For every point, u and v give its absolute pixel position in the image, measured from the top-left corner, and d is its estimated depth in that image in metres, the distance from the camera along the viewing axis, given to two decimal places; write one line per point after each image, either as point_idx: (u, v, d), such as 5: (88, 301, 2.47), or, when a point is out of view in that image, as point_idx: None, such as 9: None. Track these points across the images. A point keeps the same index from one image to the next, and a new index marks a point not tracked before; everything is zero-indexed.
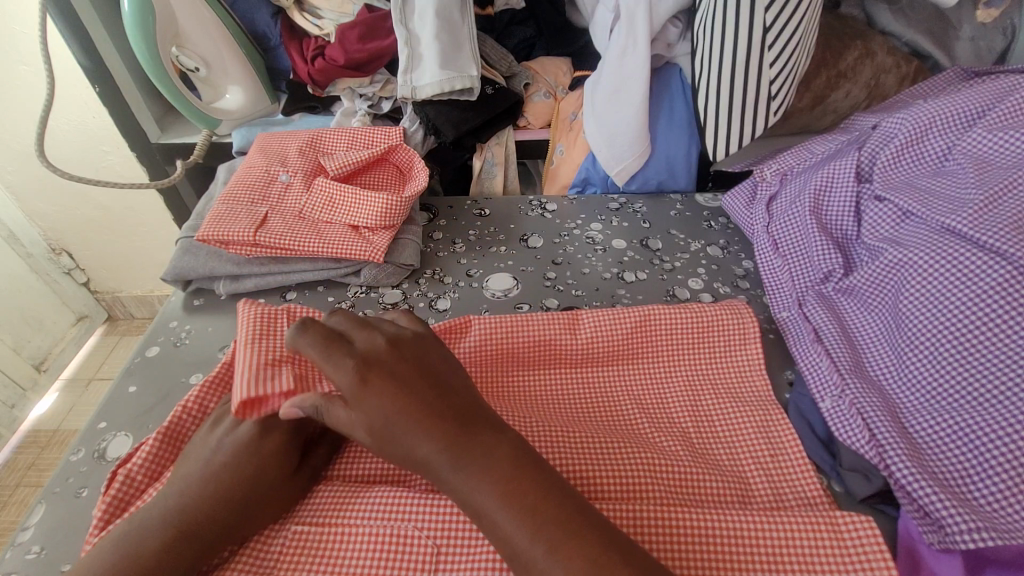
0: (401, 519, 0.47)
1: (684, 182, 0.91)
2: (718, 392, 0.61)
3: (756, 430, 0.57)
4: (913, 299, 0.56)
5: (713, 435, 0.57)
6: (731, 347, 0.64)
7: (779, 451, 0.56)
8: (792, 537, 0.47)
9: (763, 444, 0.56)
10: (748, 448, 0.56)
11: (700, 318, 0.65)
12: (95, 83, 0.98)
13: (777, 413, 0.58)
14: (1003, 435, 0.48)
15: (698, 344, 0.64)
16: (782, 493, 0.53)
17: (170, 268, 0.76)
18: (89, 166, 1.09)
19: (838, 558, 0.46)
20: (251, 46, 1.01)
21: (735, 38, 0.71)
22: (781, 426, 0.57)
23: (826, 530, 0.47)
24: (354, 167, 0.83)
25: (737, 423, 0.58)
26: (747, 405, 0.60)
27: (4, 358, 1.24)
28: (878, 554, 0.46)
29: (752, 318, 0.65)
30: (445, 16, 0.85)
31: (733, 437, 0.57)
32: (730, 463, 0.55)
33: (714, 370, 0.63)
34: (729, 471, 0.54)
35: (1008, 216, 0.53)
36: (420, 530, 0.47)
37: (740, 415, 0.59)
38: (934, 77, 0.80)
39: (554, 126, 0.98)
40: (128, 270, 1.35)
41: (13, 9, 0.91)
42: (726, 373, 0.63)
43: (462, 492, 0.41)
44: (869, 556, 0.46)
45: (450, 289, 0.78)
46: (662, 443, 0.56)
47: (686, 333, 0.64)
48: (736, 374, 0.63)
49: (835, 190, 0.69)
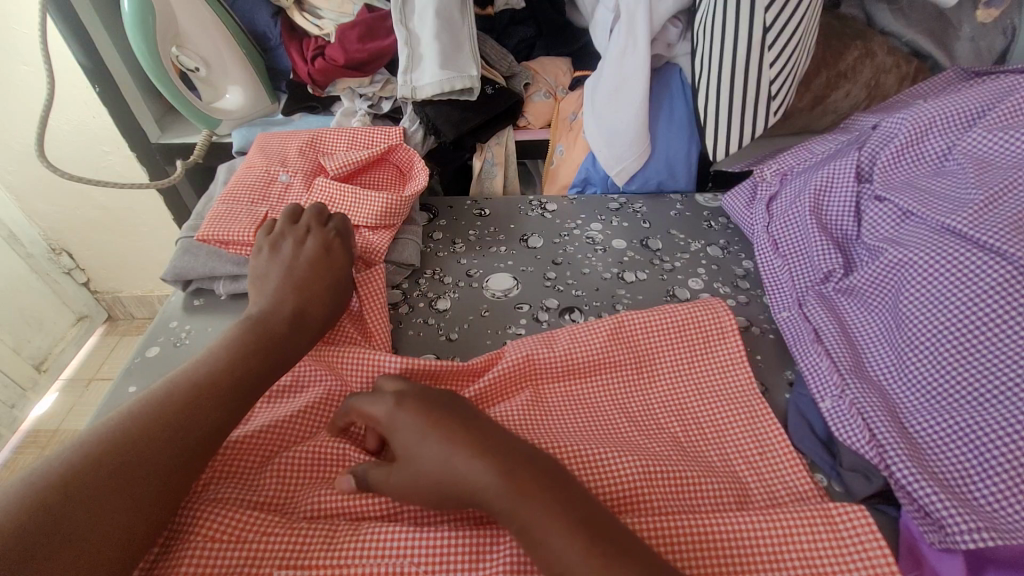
0: (397, 553, 0.46)
1: (684, 182, 0.91)
2: (700, 393, 0.61)
3: (742, 428, 0.58)
4: (913, 299, 0.56)
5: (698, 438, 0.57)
6: (711, 342, 0.64)
7: (767, 450, 0.56)
8: (787, 537, 0.47)
9: (749, 444, 0.56)
10: (738, 449, 0.56)
11: (679, 318, 0.65)
12: (95, 83, 0.98)
13: (761, 411, 0.59)
14: (1003, 435, 0.47)
15: (678, 344, 0.64)
16: (776, 490, 0.53)
17: (170, 268, 0.76)
18: (88, 167, 1.09)
19: (834, 553, 0.46)
20: (251, 46, 1.01)
21: (735, 37, 0.71)
22: (766, 424, 0.58)
23: (824, 527, 0.47)
24: (355, 167, 0.83)
25: (724, 422, 0.58)
26: (730, 404, 0.60)
27: (4, 358, 1.24)
28: (877, 548, 0.46)
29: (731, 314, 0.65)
30: (446, 16, 0.85)
31: (721, 438, 0.57)
32: (714, 463, 0.55)
33: (697, 369, 0.63)
34: (722, 471, 0.54)
35: (1009, 216, 0.53)
36: (418, 565, 0.46)
37: (725, 413, 0.59)
38: (934, 78, 0.80)
39: (554, 126, 0.98)
40: (129, 271, 1.35)
41: (13, 9, 0.91)
42: (709, 371, 0.63)
43: (522, 521, 0.41)
44: (867, 547, 0.46)
45: (450, 289, 0.78)
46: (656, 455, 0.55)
47: (668, 335, 0.64)
48: (719, 371, 0.63)
49: (835, 190, 0.69)
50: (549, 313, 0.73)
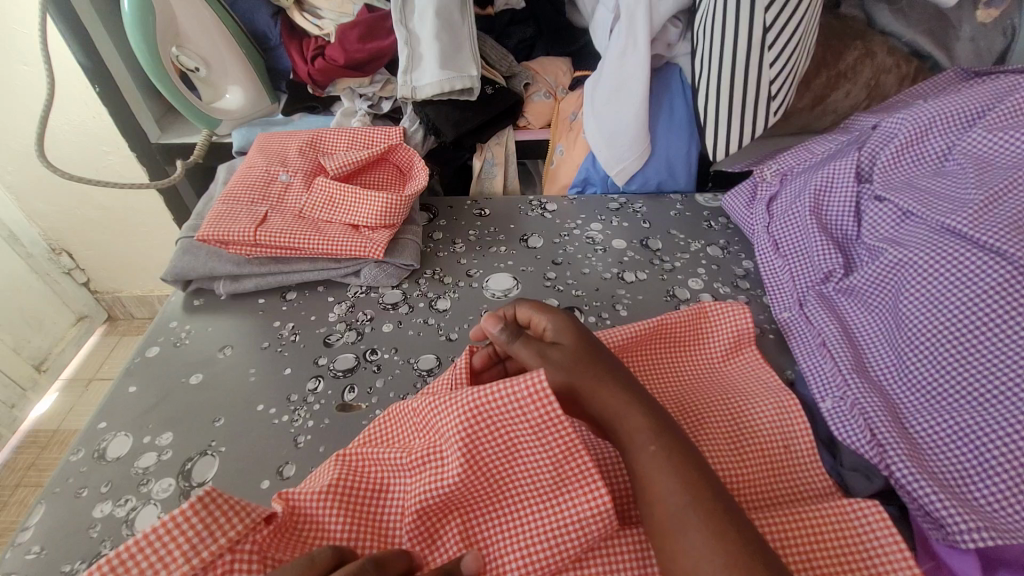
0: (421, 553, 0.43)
1: (684, 182, 0.91)
2: (735, 397, 0.59)
3: (769, 413, 0.57)
4: (913, 300, 0.56)
5: (737, 428, 0.56)
6: (740, 345, 0.65)
7: (790, 439, 0.55)
8: (831, 537, 0.46)
9: (777, 438, 0.55)
10: (764, 439, 0.55)
11: (702, 325, 0.66)
12: (95, 84, 0.98)
13: (788, 402, 0.58)
14: (1004, 436, 0.47)
15: (697, 354, 0.65)
16: (795, 488, 0.53)
17: (170, 268, 0.76)
18: (88, 166, 1.09)
19: (852, 542, 0.46)
20: (251, 46, 1.01)
21: (736, 37, 0.70)
22: (791, 413, 0.57)
23: (839, 519, 0.47)
24: (354, 167, 0.83)
25: (755, 413, 0.57)
26: (762, 399, 0.59)
27: (3, 358, 1.24)
28: (898, 554, 0.45)
29: (749, 313, 0.65)
30: (446, 17, 0.85)
31: (753, 419, 0.57)
32: (770, 456, 0.54)
33: (715, 378, 0.63)
34: (755, 461, 0.54)
35: (1008, 216, 0.53)
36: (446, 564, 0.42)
37: (757, 406, 0.58)
38: (934, 77, 0.80)
39: (553, 126, 0.98)
40: (129, 270, 1.35)
41: (12, 9, 0.91)
42: (737, 379, 0.62)
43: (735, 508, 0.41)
44: (885, 548, 0.45)
45: (450, 289, 0.78)
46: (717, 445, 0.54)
47: (685, 346, 0.65)
48: (750, 379, 0.62)
49: (835, 191, 0.69)
50: None
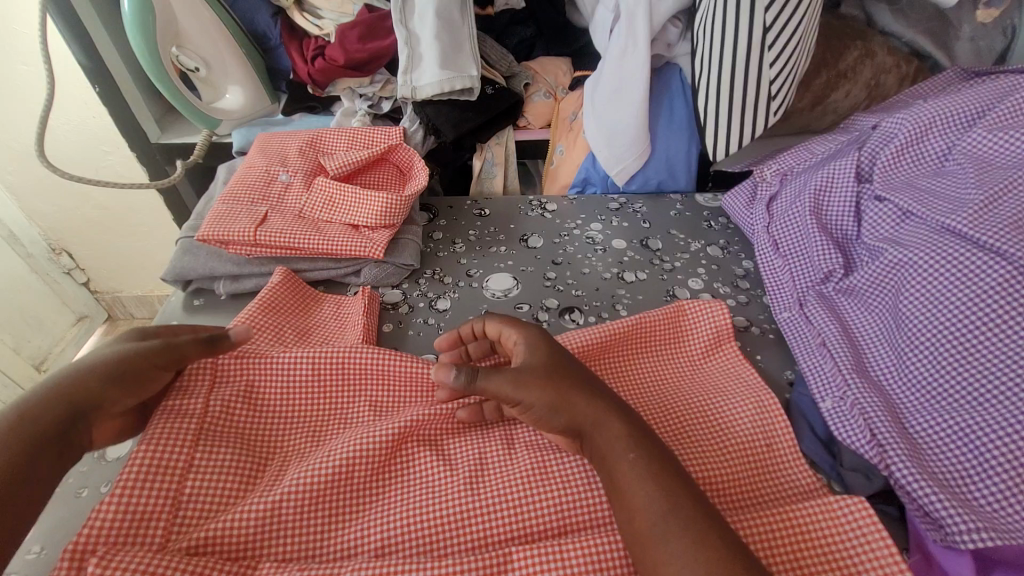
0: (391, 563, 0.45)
1: (684, 182, 0.91)
2: (716, 397, 0.59)
3: (750, 412, 0.57)
4: (913, 299, 0.56)
5: (714, 428, 0.56)
6: (718, 343, 0.65)
7: (773, 440, 0.55)
8: (817, 545, 0.46)
9: (759, 437, 0.55)
10: (745, 440, 0.55)
11: (678, 323, 0.66)
12: (95, 84, 0.98)
13: (768, 402, 0.58)
14: (1003, 436, 0.47)
15: (676, 353, 0.65)
16: (780, 487, 0.53)
17: (170, 268, 0.76)
18: (88, 166, 1.09)
19: (841, 542, 0.46)
20: (251, 46, 1.01)
21: (735, 37, 0.70)
22: (773, 412, 0.57)
23: (823, 516, 0.47)
24: (354, 167, 0.83)
25: (734, 414, 0.57)
26: (742, 399, 0.59)
27: (4, 358, 1.24)
28: (886, 553, 0.45)
29: (727, 311, 0.66)
30: (446, 17, 0.85)
31: (732, 421, 0.57)
32: (751, 458, 0.54)
33: (693, 377, 0.63)
34: (733, 462, 0.54)
35: (1009, 216, 0.53)
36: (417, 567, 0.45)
37: (736, 407, 0.58)
38: (934, 77, 0.80)
39: (554, 126, 0.98)
40: (129, 270, 1.35)
41: (12, 9, 0.91)
42: (718, 376, 0.62)
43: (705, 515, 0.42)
44: (874, 548, 0.45)
45: (450, 289, 0.78)
46: (700, 443, 0.55)
47: (663, 348, 0.65)
48: (729, 377, 0.62)
49: (835, 191, 0.69)
50: (549, 313, 0.73)
